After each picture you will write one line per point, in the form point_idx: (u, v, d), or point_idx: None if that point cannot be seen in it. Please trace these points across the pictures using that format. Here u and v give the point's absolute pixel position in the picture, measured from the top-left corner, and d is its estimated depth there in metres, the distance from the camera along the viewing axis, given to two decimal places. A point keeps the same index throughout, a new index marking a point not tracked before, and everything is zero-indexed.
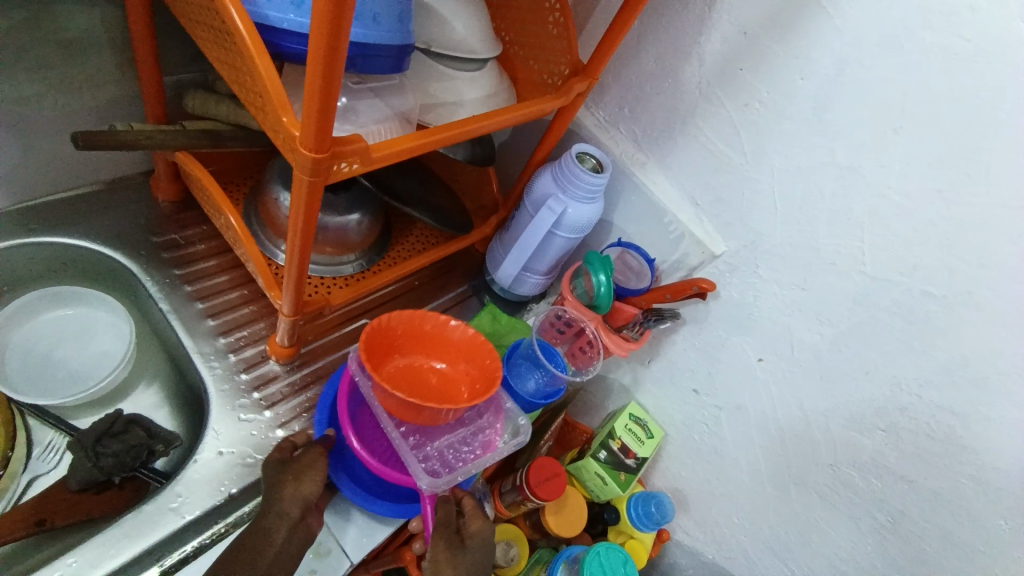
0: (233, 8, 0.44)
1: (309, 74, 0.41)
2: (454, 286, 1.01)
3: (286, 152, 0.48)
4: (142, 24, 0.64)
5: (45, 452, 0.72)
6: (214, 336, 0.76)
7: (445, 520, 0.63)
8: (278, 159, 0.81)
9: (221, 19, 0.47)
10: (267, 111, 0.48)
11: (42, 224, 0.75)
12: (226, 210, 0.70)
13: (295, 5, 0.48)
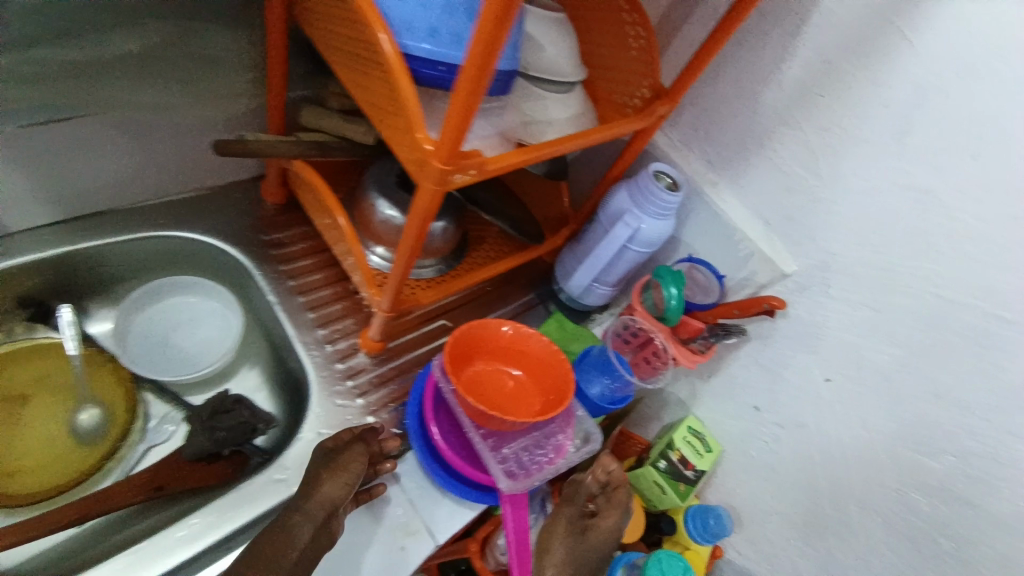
0: (385, 35, 0.50)
1: (456, 95, 0.46)
2: (521, 294, 1.06)
3: (416, 163, 0.54)
4: (279, 52, 0.71)
5: (159, 427, 0.78)
6: (313, 327, 0.83)
7: (573, 499, 0.79)
8: (374, 168, 0.88)
9: (369, 47, 0.53)
10: (403, 126, 0.54)
11: (168, 219, 0.83)
12: (337, 213, 0.77)
13: (431, 36, 0.53)
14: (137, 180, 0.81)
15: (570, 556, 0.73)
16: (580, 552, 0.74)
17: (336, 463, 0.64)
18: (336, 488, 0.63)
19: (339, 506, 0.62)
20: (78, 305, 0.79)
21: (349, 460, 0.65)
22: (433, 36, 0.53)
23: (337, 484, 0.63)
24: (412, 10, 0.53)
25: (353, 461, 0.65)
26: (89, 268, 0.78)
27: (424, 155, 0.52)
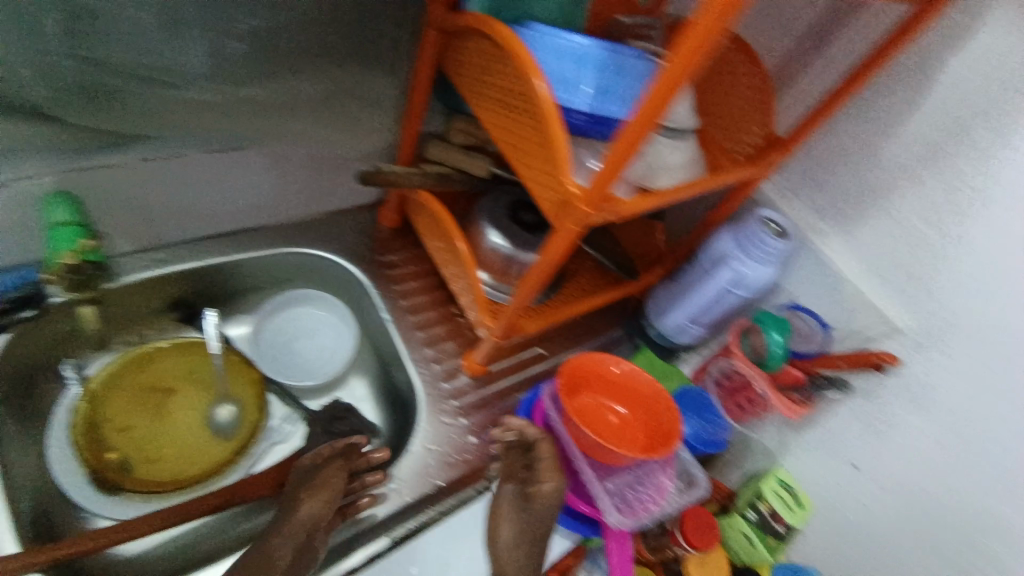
0: (542, 82, 0.54)
1: (617, 147, 0.50)
2: (609, 330, 1.06)
3: (560, 206, 0.58)
4: (420, 97, 0.77)
5: (283, 428, 0.85)
6: (422, 346, 0.88)
7: (512, 474, 0.71)
8: (487, 200, 0.93)
9: (524, 97, 0.58)
10: (549, 170, 0.58)
11: (298, 237, 0.90)
12: (456, 236, 0.82)
13: (582, 90, 0.58)
14: (280, 202, 0.89)
15: (516, 531, 0.66)
16: (528, 525, 0.67)
17: (318, 483, 0.67)
18: (319, 506, 0.65)
19: (324, 521, 0.65)
20: (220, 310, 0.88)
21: (327, 478, 0.67)
22: (583, 88, 0.58)
23: (320, 499, 0.66)
24: (568, 65, 0.58)
25: (333, 479, 0.68)
26: (229, 278, 0.86)
27: (571, 198, 0.55)
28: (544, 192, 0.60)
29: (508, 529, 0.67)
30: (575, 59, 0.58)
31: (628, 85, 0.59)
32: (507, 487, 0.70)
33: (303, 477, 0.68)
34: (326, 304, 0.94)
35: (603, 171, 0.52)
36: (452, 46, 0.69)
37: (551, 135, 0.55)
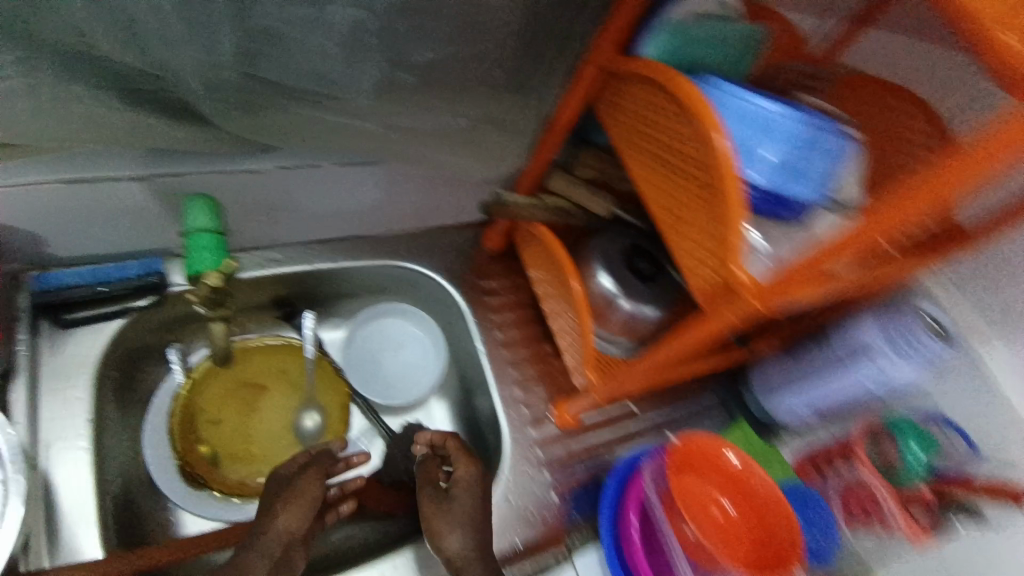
0: (722, 143, 0.48)
1: (819, 254, 0.45)
2: (699, 394, 0.93)
3: (722, 292, 0.52)
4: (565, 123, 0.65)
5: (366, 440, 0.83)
6: (513, 385, 0.84)
7: (428, 479, 0.68)
8: (600, 240, 0.86)
9: (697, 167, 0.52)
10: (711, 253, 0.52)
11: (403, 252, 0.87)
12: (572, 276, 0.75)
13: (768, 165, 0.51)
14: (395, 214, 0.83)
15: (466, 533, 0.63)
16: (468, 515, 0.64)
17: (288, 493, 0.62)
18: (291, 519, 0.60)
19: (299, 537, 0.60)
20: (318, 312, 0.87)
21: (306, 485, 0.63)
22: (771, 166, 0.52)
23: (295, 514, 0.61)
24: (757, 138, 0.52)
25: (310, 488, 0.63)
26: (329, 283, 0.84)
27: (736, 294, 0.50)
28: (698, 272, 0.55)
29: (456, 534, 0.62)
30: (766, 132, 0.51)
31: (820, 164, 0.52)
32: (427, 488, 0.66)
33: (281, 485, 0.64)
34: (417, 320, 0.90)
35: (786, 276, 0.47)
36: (605, 86, 0.62)
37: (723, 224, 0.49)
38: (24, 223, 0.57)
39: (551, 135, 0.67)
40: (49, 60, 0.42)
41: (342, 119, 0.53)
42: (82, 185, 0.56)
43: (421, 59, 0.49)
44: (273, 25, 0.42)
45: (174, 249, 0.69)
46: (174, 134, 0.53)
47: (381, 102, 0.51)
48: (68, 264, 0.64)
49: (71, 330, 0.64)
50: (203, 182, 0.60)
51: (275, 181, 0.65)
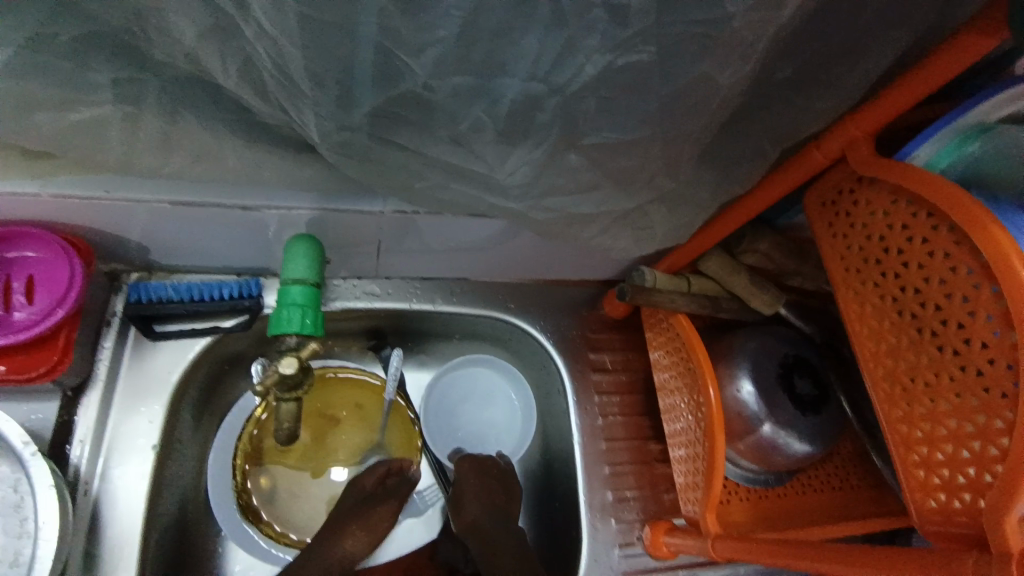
0: None
1: None
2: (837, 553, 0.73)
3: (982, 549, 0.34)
4: (765, 199, 0.49)
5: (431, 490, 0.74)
6: (604, 488, 0.70)
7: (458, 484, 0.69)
8: (753, 339, 0.68)
9: (989, 361, 0.35)
10: (974, 486, 0.36)
11: (511, 304, 0.76)
12: (709, 382, 0.59)
13: None
14: (509, 264, 0.71)
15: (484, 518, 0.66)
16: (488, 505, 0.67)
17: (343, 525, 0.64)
18: (357, 544, 0.64)
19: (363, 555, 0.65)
20: (407, 348, 0.78)
21: (376, 521, 0.65)
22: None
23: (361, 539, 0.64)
24: None
25: (377, 522, 0.65)
26: (424, 323, 0.75)
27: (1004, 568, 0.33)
28: (928, 491, 0.38)
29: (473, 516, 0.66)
30: None
31: None
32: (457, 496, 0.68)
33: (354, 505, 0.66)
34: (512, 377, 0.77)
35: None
36: (837, 182, 0.44)
37: (1021, 468, 0.32)
38: (127, 235, 0.53)
39: (734, 211, 0.52)
40: (157, 84, 0.35)
41: (484, 195, 0.41)
42: (186, 208, 0.49)
43: (600, 139, 0.35)
44: (416, 88, 0.31)
45: (274, 271, 0.63)
46: (284, 171, 0.45)
47: (534, 181, 0.38)
48: (168, 272, 0.60)
49: (158, 343, 0.59)
50: (317, 218, 0.53)
51: (385, 223, 0.56)
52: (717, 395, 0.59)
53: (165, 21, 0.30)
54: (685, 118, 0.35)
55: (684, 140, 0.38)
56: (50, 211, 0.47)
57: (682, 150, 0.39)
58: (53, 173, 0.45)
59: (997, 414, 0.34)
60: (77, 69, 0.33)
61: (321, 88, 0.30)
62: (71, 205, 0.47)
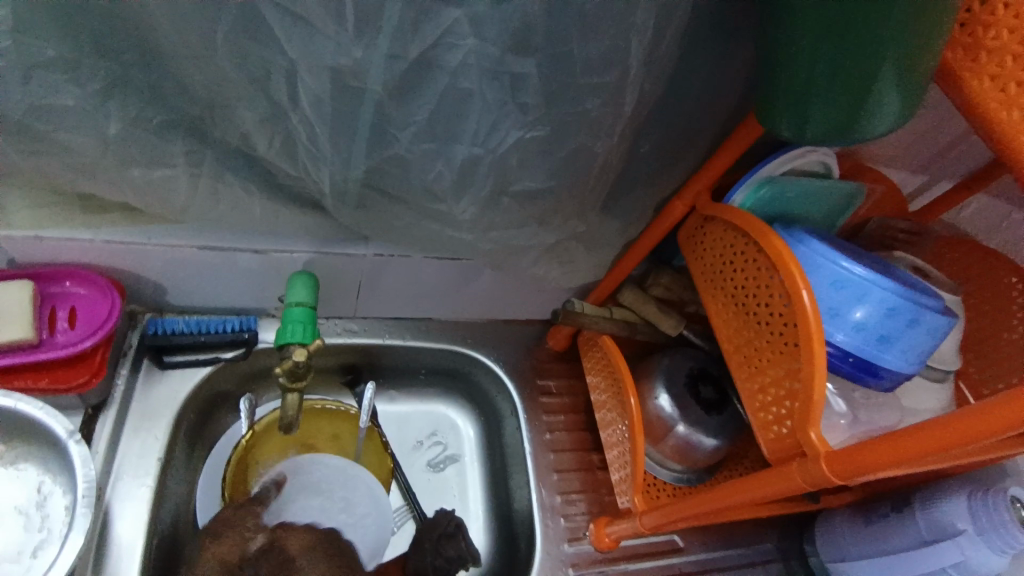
0: (808, 293, 0.49)
1: (900, 442, 0.42)
2: (755, 540, 0.85)
3: (799, 456, 0.49)
4: (649, 240, 0.67)
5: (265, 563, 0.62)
6: (554, 492, 0.82)
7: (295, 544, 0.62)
8: (667, 356, 0.83)
9: (784, 324, 0.51)
10: (791, 413, 0.50)
11: (470, 339, 0.89)
12: (630, 392, 0.73)
13: (855, 329, 0.51)
14: (466, 303, 0.86)
15: None
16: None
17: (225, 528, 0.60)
18: (233, 549, 0.58)
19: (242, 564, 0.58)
20: (379, 383, 0.89)
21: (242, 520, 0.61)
22: (862, 330, 0.51)
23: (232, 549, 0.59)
24: (849, 301, 0.51)
25: (250, 521, 0.61)
26: (393, 358, 0.87)
27: (810, 463, 0.47)
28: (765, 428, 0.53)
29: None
30: (861, 296, 0.50)
31: (913, 339, 0.51)
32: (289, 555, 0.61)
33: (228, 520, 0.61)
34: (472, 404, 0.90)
35: (863, 456, 0.44)
36: (695, 223, 0.63)
37: (810, 389, 0.48)
38: (150, 275, 0.64)
39: (632, 251, 0.70)
40: (212, 154, 0.49)
41: (444, 228, 0.57)
42: (209, 251, 0.62)
43: (523, 186, 0.52)
44: (399, 151, 0.46)
45: (269, 309, 0.75)
46: (292, 218, 0.59)
47: (480, 218, 0.54)
48: (179, 311, 0.71)
49: (165, 370, 0.70)
50: (312, 259, 0.67)
51: (364, 263, 0.70)
52: (637, 403, 0.74)
53: (232, 113, 0.44)
54: (577, 174, 0.53)
55: (580, 189, 0.55)
56: (96, 253, 0.59)
57: (582, 196, 0.57)
58: (105, 223, 0.57)
59: (793, 360, 0.51)
60: (159, 142, 0.46)
61: (337, 150, 0.46)
62: (113, 249, 0.59)
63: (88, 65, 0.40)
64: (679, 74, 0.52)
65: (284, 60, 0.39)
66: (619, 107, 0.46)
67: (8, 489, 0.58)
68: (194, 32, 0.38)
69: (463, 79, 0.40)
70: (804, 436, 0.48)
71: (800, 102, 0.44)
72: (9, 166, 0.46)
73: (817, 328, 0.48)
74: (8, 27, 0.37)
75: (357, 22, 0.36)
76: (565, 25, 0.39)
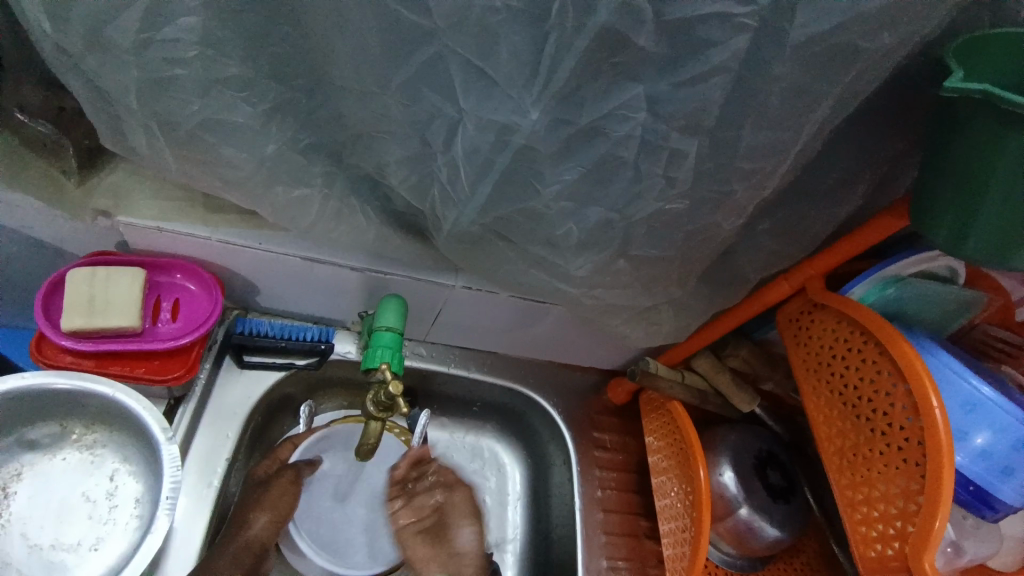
0: (940, 410, 0.46)
1: None
2: None
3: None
4: (745, 316, 0.64)
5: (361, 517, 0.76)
6: (600, 555, 0.79)
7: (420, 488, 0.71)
8: (737, 433, 0.79)
9: (904, 438, 0.49)
10: (901, 535, 0.47)
11: (532, 381, 0.87)
12: (699, 465, 0.69)
13: (982, 457, 0.48)
14: (534, 343, 0.84)
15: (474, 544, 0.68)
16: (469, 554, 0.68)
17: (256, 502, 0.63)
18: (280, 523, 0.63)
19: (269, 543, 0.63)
20: (432, 409, 0.88)
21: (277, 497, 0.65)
22: (985, 457, 0.48)
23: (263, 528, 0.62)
24: (977, 426, 0.48)
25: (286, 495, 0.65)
26: (451, 386, 0.86)
27: None
28: (868, 545, 0.50)
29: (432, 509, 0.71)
30: (990, 422, 0.48)
31: None
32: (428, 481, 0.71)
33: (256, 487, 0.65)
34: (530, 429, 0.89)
35: None
36: (800, 306, 0.60)
37: (930, 516, 0.45)
38: (248, 279, 0.65)
39: (721, 321, 0.67)
40: (344, 177, 0.50)
41: (549, 279, 0.56)
42: (310, 264, 0.62)
43: (644, 253, 0.50)
44: (536, 205, 0.45)
45: (346, 323, 0.75)
46: (398, 245, 0.59)
47: (590, 276, 0.53)
48: (263, 312, 0.72)
49: (243, 370, 0.71)
50: (402, 283, 0.66)
51: (450, 295, 0.69)
52: (706, 478, 0.70)
53: (378, 145, 0.45)
54: (698, 248, 0.51)
55: (695, 261, 0.54)
56: (207, 250, 0.60)
57: (693, 267, 0.55)
58: (222, 224, 0.58)
59: (913, 478, 0.48)
60: (303, 163, 0.48)
61: (471, 195, 0.45)
62: (224, 249, 0.60)
63: (263, 86, 0.42)
64: (822, 162, 0.50)
65: (452, 111, 0.39)
66: (762, 191, 0.45)
67: (81, 474, 0.59)
68: (373, 72, 0.39)
69: (623, 149, 0.40)
70: (916, 564, 0.45)
71: (963, 217, 0.41)
72: (156, 165, 0.48)
73: (945, 449, 0.45)
74: (197, 40, 0.38)
75: (540, 85, 0.36)
76: (742, 111, 0.39)
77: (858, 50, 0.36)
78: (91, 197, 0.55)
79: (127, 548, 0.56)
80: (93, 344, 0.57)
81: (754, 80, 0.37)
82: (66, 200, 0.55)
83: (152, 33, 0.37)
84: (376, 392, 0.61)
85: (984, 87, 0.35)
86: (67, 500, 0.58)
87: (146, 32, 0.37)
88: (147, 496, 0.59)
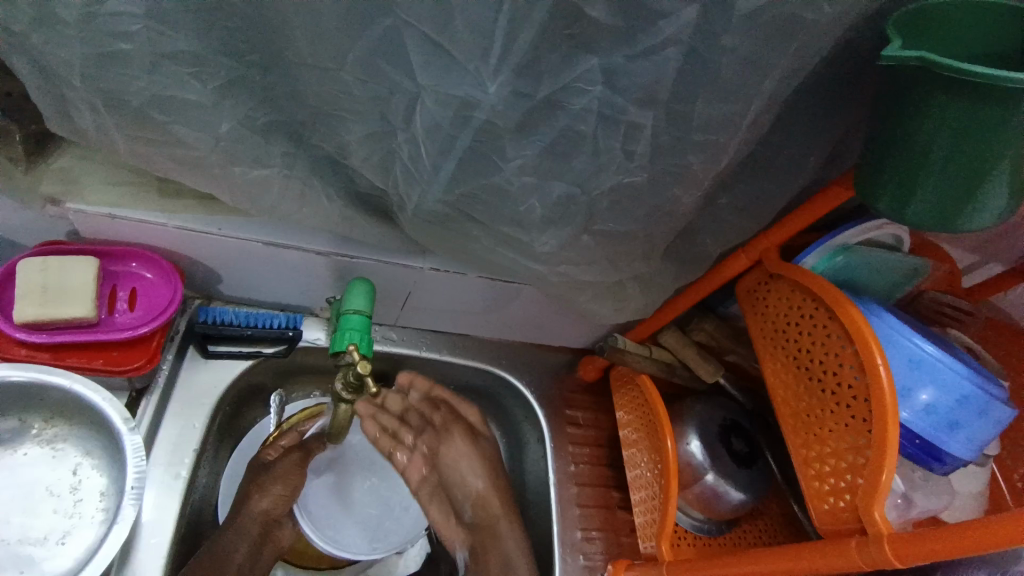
0: (885, 367, 0.49)
1: (951, 531, 0.41)
2: None
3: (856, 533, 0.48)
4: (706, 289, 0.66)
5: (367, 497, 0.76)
6: (575, 527, 0.81)
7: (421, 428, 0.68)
8: (703, 404, 0.82)
9: (853, 397, 0.51)
10: (851, 488, 0.50)
11: (504, 362, 0.88)
12: (667, 435, 0.72)
13: (927, 412, 0.52)
14: (505, 324, 0.84)
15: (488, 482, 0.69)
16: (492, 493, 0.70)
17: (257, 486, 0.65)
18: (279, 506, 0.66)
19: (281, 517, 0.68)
20: None
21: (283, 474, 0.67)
22: (928, 412, 0.52)
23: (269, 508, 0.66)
24: (920, 382, 0.51)
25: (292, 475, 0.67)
26: (424, 370, 0.86)
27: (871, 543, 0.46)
28: (822, 500, 0.53)
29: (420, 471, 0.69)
30: (933, 378, 0.51)
31: (978, 427, 0.52)
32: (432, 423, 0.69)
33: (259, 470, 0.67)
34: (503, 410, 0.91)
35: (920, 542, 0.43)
36: (758, 278, 0.63)
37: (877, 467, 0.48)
38: (209, 266, 0.64)
39: (685, 295, 0.69)
40: (304, 158, 0.49)
41: (517, 257, 0.56)
42: (273, 249, 0.61)
43: (607, 227, 0.51)
44: (500, 181, 0.46)
45: (314, 309, 0.74)
46: (363, 227, 0.58)
47: (557, 252, 0.53)
48: (227, 300, 0.70)
49: (208, 360, 0.69)
50: (369, 266, 0.66)
51: (419, 277, 0.69)
52: (674, 447, 0.72)
53: (338, 122, 0.45)
54: (660, 222, 0.52)
55: (658, 235, 0.55)
56: (164, 237, 0.58)
57: (657, 242, 0.56)
58: (178, 209, 0.57)
59: (861, 434, 0.51)
60: (262, 143, 0.47)
61: (435, 172, 0.45)
62: (181, 235, 0.58)
63: (214, 62, 0.41)
64: (776, 136, 0.52)
65: (411, 86, 0.39)
66: (718, 164, 0.46)
67: (41, 469, 0.57)
68: (329, 47, 0.38)
69: (583, 122, 0.40)
70: (866, 513, 0.48)
71: (906, 183, 0.43)
72: (106, 147, 0.46)
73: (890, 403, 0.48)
74: (143, 14, 0.37)
75: (497, 58, 0.36)
76: (696, 83, 0.40)
77: (803, 22, 0.38)
78: (41, 183, 0.53)
79: (94, 541, 0.55)
80: (48, 336, 0.55)
81: (706, 52, 0.38)
82: (13, 186, 0.53)
83: (96, 7, 0.36)
84: (344, 373, 0.62)
85: (920, 55, 0.36)
86: (28, 496, 0.56)
87: (89, 6, 0.36)
88: (112, 489, 0.57)
